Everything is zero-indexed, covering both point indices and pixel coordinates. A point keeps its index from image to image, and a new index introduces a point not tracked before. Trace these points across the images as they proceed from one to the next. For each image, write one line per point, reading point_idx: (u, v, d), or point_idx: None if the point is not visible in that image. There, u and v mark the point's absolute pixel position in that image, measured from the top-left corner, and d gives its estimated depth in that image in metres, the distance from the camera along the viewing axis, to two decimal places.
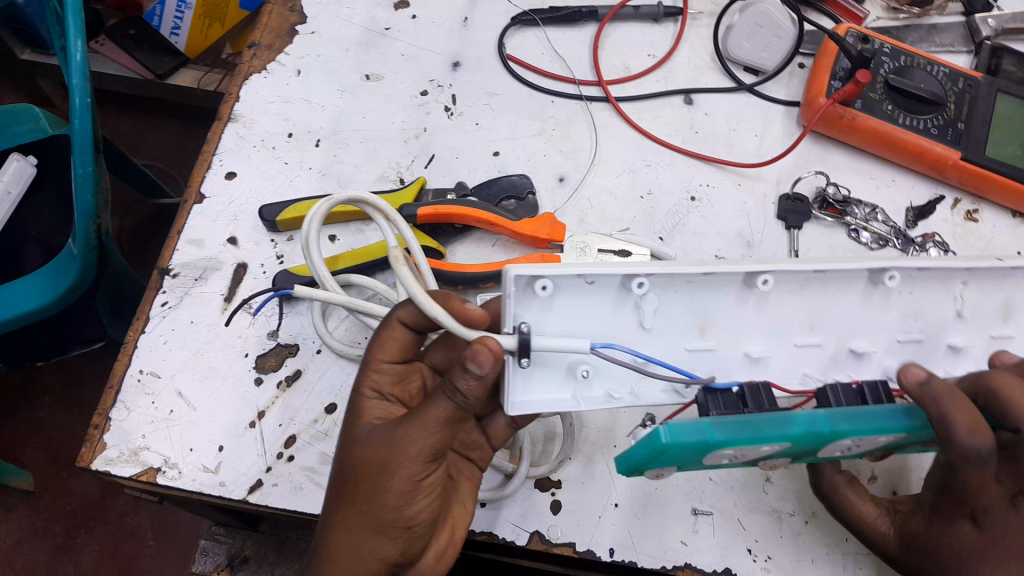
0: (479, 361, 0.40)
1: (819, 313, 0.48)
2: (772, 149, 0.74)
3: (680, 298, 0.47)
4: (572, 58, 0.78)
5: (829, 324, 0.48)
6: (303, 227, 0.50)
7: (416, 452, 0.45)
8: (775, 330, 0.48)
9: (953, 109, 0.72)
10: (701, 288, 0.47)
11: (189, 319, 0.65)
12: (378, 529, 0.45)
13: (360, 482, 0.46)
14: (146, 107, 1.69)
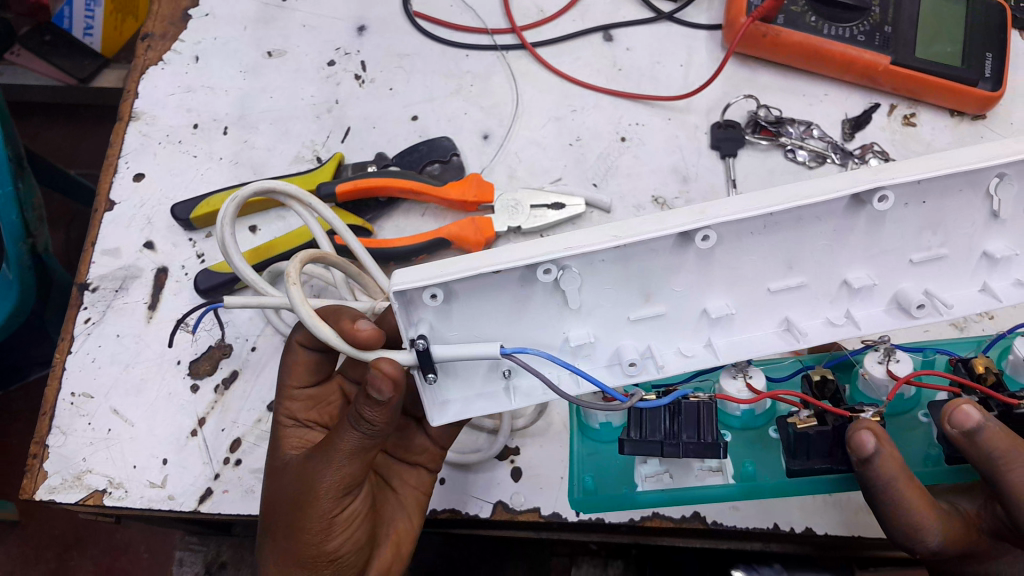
0: (377, 388, 0.40)
1: (798, 255, 0.42)
2: (698, 77, 0.72)
3: (611, 266, 0.40)
4: (482, 7, 0.75)
5: (806, 263, 0.42)
6: (215, 228, 0.46)
7: (327, 488, 0.44)
8: (737, 280, 0.42)
9: (879, 13, 0.69)
10: (634, 251, 0.40)
11: (115, 333, 0.62)
12: (306, 564, 0.46)
13: (283, 519, 0.46)
14: (73, 114, 1.63)
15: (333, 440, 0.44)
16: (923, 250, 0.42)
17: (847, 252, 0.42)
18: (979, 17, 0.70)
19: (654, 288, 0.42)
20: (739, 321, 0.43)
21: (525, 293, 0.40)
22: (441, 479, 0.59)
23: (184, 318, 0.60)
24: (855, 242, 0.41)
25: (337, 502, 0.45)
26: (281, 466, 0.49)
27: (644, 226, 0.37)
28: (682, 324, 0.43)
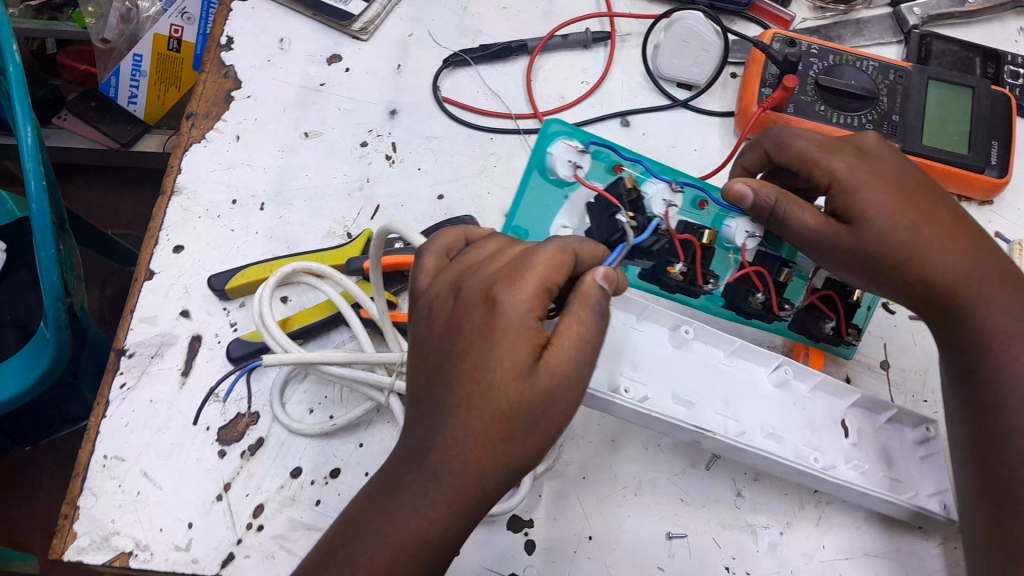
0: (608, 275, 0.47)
1: (731, 397, 0.61)
2: (713, 160, 0.75)
3: (658, 369, 0.60)
4: (507, 93, 0.79)
5: (742, 403, 0.61)
6: (257, 302, 0.60)
7: (554, 366, 0.43)
8: (703, 397, 0.60)
9: (886, 103, 0.73)
10: (662, 373, 0.60)
11: (148, 399, 0.65)
12: (496, 445, 0.42)
13: (485, 419, 0.42)
14: (116, 177, 1.70)
15: (579, 343, 0.44)
16: (815, 445, 0.60)
17: (772, 413, 0.61)
18: (982, 110, 0.73)
19: (645, 365, 0.60)
20: (731, 402, 0.60)
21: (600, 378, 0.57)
22: (455, 550, 0.59)
23: (215, 390, 0.65)
24: (769, 411, 0.61)
25: (541, 418, 0.43)
26: (484, 348, 0.42)
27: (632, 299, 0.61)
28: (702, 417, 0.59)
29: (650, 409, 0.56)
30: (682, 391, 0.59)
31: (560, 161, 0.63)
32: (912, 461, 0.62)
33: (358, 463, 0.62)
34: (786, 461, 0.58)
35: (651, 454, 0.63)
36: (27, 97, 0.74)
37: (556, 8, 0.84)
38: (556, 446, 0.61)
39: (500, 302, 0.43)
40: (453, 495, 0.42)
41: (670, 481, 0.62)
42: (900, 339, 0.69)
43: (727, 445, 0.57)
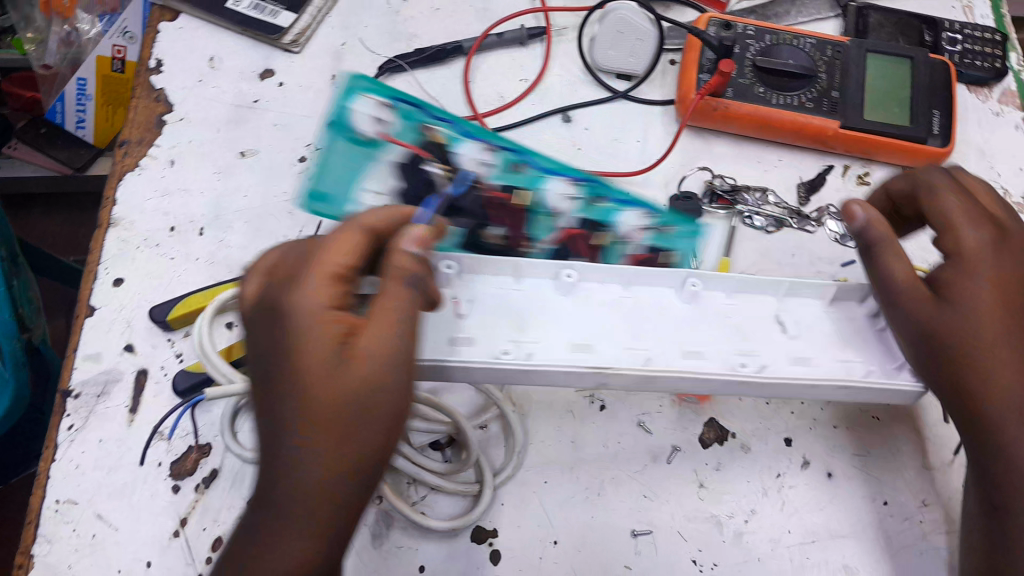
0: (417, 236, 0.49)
1: (634, 329, 0.58)
2: (656, 151, 0.74)
3: (551, 314, 0.57)
4: (445, 96, 0.77)
5: (650, 331, 0.58)
6: (195, 330, 0.58)
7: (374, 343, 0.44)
8: (599, 333, 0.57)
9: (825, 80, 0.72)
10: (552, 314, 0.57)
11: (97, 438, 0.63)
12: (336, 442, 0.42)
13: (319, 417, 0.42)
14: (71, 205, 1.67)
15: (395, 324, 0.45)
16: (746, 349, 0.57)
17: (684, 331, 0.58)
18: (922, 79, 0.73)
19: (531, 321, 0.57)
20: (638, 331, 0.57)
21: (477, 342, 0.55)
22: (419, 566, 0.58)
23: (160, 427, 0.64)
24: (677, 332, 0.58)
25: (373, 398, 0.44)
26: (295, 350, 0.43)
27: (502, 263, 0.58)
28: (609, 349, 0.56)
29: (534, 360, 0.53)
30: (579, 327, 0.57)
31: (361, 117, 0.64)
32: (856, 341, 0.59)
33: None
34: (704, 372, 0.55)
35: (612, 452, 0.63)
36: None
37: (489, 6, 0.83)
38: (513, 454, 0.60)
39: (289, 305, 0.43)
40: (309, 515, 0.42)
41: (632, 478, 0.62)
42: None
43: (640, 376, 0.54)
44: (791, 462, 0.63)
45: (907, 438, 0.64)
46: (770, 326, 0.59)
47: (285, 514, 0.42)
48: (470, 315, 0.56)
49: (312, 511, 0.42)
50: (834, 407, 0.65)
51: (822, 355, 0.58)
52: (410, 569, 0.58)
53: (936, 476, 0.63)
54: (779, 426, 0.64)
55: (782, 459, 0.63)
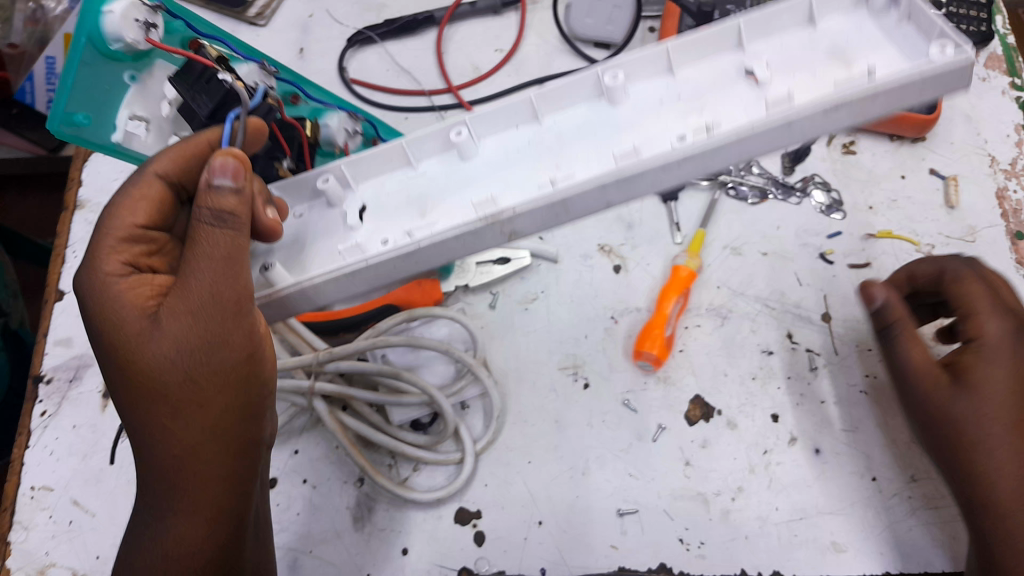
0: (219, 167, 0.44)
1: (560, 154, 0.50)
2: None
3: (464, 176, 0.52)
4: (418, 68, 0.75)
5: (574, 158, 0.50)
6: None
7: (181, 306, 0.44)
8: (511, 183, 0.50)
9: None
10: (459, 180, 0.52)
11: (71, 424, 0.63)
12: (179, 418, 0.45)
13: (155, 407, 0.44)
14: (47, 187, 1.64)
15: (193, 273, 0.44)
16: (691, 120, 0.49)
17: (628, 131, 0.50)
18: None
19: (429, 203, 0.52)
20: (569, 160, 0.50)
21: (390, 227, 0.52)
22: (402, 549, 0.58)
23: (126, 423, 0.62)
24: (596, 127, 0.51)
25: (200, 359, 0.44)
26: (112, 350, 0.44)
27: (391, 152, 0.53)
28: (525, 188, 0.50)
29: (416, 239, 0.49)
30: (488, 182, 0.51)
31: (125, 23, 0.50)
32: (864, 44, 0.49)
33: (294, 471, 0.62)
34: (625, 170, 0.47)
35: (596, 430, 0.62)
36: None
37: None
38: (494, 419, 0.60)
39: (92, 294, 0.45)
40: (181, 495, 0.46)
41: (617, 456, 0.61)
42: (841, 288, 0.66)
43: (542, 207, 0.48)
44: (778, 439, 0.61)
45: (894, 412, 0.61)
46: (739, 81, 0.50)
47: (161, 485, 0.46)
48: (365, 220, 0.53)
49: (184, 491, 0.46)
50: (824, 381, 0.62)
51: (795, 95, 0.47)
52: (393, 552, 0.58)
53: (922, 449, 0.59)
54: (766, 401, 0.62)
55: (769, 435, 0.61)
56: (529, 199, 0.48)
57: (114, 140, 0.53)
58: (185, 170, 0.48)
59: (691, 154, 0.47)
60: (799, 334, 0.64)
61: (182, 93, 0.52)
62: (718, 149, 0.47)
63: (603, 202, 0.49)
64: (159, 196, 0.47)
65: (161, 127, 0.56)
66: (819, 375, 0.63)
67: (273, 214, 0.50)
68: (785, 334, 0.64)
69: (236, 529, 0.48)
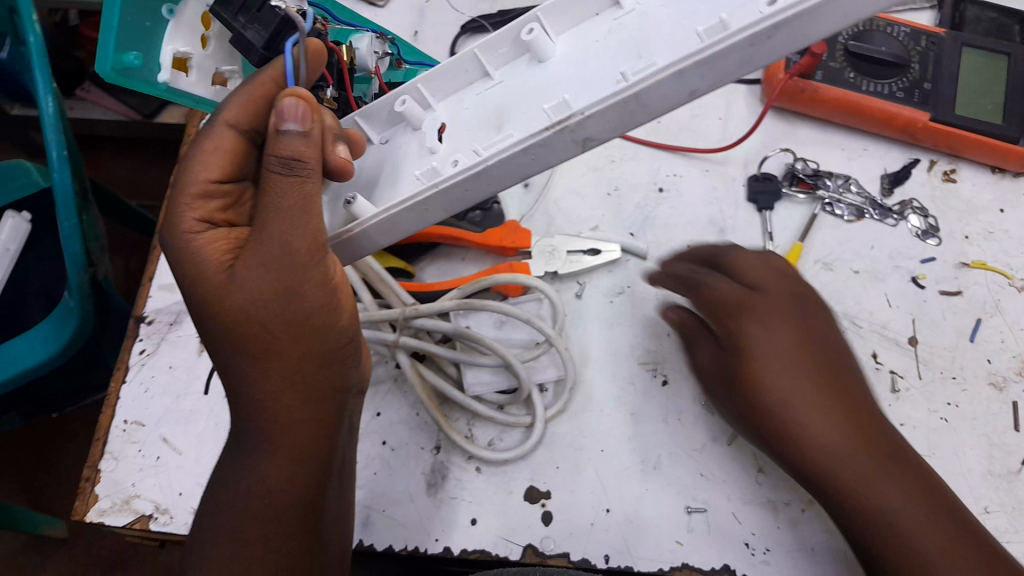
0: (285, 112, 0.43)
1: (643, 43, 0.46)
2: (737, 132, 0.75)
3: (537, 85, 0.50)
4: None
5: (652, 49, 0.45)
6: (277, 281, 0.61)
7: (258, 259, 0.45)
8: (584, 87, 0.47)
9: (918, 71, 0.71)
10: (535, 91, 0.50)
11: (167, 364, 0.66)
12: (262, 362, 0.47)
13: (242, 352, 0.47)
14: (139, 149, 1.71)
15: (269, 224, 0.44)
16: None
17: (715, 10, 0.44)
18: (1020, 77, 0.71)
19: (506, 115, 0.50)
20: (648, 56, 0.45)
21: (467, 148, 0.51)
22: (471, 519, 0.60)
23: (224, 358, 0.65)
24: (677, 9, 0.46)
25: (278, 307, 0.46)
26: (198, 304, 0.46)
27: (467, 63, 0.53)
28: (598, 91, 0.46)
29: (483, 156, 0.47)
30: (562, 89, 0.48)
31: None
32: None
33: (374, 433, 0.64)
34: (705, 50, 0.41)
35: (670, 428, 0.62)
36: (47, 67, 0.75)
37: None
38: (567, 391, 0.61)
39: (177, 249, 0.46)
40: (275, 433, 0.49)
41: (690, 456, 0.61)
42: (930, 314, 0.65)
43: (613, 106, 0.44)
44: None
45: (976, 442, 0.60)
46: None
47: (253, 426, 0.49)
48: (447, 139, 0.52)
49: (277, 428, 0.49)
50: (908, 405, 0.61)
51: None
52: (461, 522, 0.60)
53: (1002, 482, 0.58)
54: None
55: None
56: (599, 99, 0.44)
57: (162, 80, 0.53)
58: (255, 115, 0.48)
59: (786, 25, 0.40)
60: (884, 355, 0.64)
61: (232, 23, 0.49)
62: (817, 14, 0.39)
63: (687, 92, 0.44)
64: (232, 146, 0.48)
65: (201, 66, 0.56)
66: (901, 399, 0.62)
67: (343, 151, 0.49)
68: (869, 354, 0.64)
69: (324, 471, 0.51)
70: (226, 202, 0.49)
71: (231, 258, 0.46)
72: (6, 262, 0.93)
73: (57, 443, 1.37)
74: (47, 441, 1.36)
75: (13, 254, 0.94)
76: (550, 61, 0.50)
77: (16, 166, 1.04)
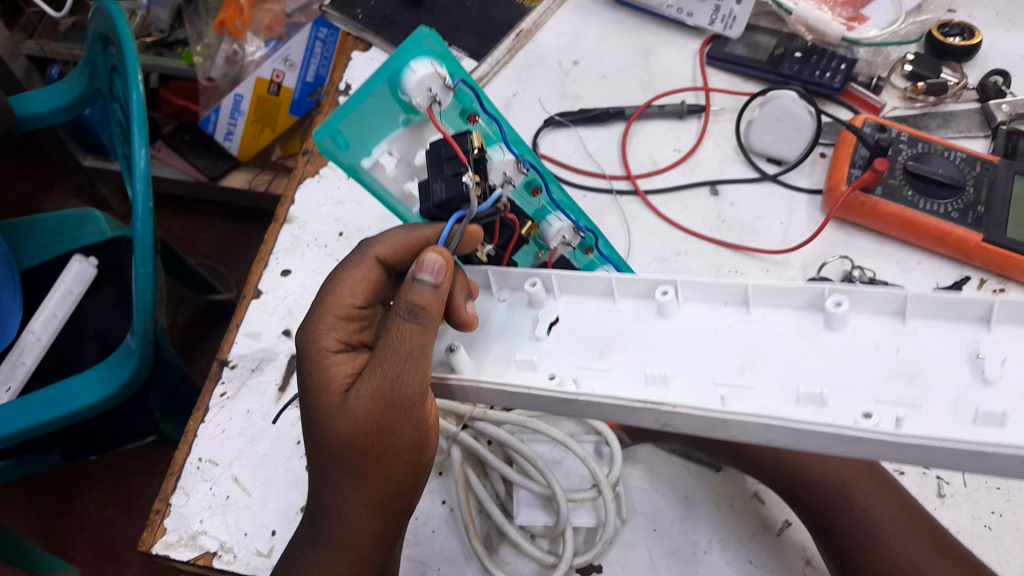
0: (423, 267, 0.48)
1: (754, 354, 0.50)
2: (798, 236, 0.77)
3: (660, 336, 0.53)
4: (601, 154, 0.84)
5: (762, 366, 0.49)
6: None
7: (368, 387, 0.49)
8: (690, 364, 0.51)
9: (973, 194, 0.74)
10: (652, 344, 0.53)
11: (245, 409, 0.69)
12: (346, 473, 0.51)
13: (330, 461, 0.51)
14: (196, 208, 1.78)
15: (382, 360, 0.48)
16: (889, 392, 0.46)
17: (830, 370, 0.48)
18: None
19: (612, 346, 0.53)
20: (755, 374, 0.49)
21: (562, 373, 0.53)
22: None
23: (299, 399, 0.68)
24: (803, 349, 0.49)
25: (376, 433, 0.49)
26: (310, 408, 0.51)
27: (597, 282, 0.55)
28: (699, 387, 0.49)
29: (580, 390, 0.50)
30: (675, 365, 0.51)
31: (420, 87, 0.52)
32: None
33: (435, 491, 0.67)
34: (797, 424, 0.45)
35: (722, 514, 0.64)
36: (146, 123, 0.78)
37: (654, 79, 0.88)
38: (599, 545, 0.60)
39: (305, 358, 0.52)
40: (338, 542, 0.51)
41: (740, 543, 0.63)
42: None
43: (702, 417, 0.47)
44: None
45: (1019, 554, 0.61)
46: (961, 371, 0.45)
47: (320, 529, 0.52)
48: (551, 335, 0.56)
49: (341, 541, 0.51)
50: (950, 510, 0.63)
51: (1010, 415, 0.42)
52: None
53: None
54: None
55: None
56: (695, 405, 0.47)
57: (361, 165, 0.57)
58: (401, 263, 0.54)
59: (874, 442, 0.43)
60: (931, 461, 0.66)
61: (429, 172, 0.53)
62: (904, 446, 0.43)
63: (763, 437, 0.47)
64: (374, 281, 0.54)
65: (403, 170, 0.60)
66: (945, 504, 0.64)
67: (471, 309, 0.54)
68: (916, 458, 0.66)
69: None
70: (358, 326, 0.55)
71: (347, 378, 0.51)
72: (67, 304, 0.97)
73: (81, 489, 1.38)
74: (73, 485, 1.38)
75: (75, 297, 0.98)
76: (670, 325, 0.53)
77: (87, 214, 1.06)
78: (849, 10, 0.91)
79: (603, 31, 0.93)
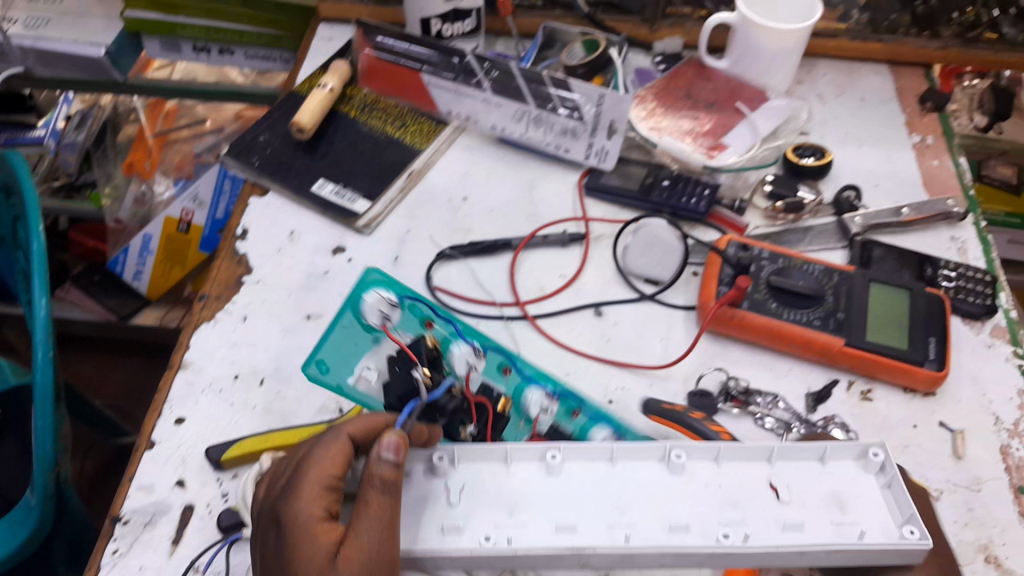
0: (388, 447, 0.54)
1: (622, 499, 0.58)
2: (676, 349, 0.82)
3: (552, 491, 0.59)
4: (492, 283, 0.87)
5: (635, 505, 0.58)
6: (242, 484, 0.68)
7: (358, 557, 0.52)
8: (582, 509, 0.58)
9: (832, 301, 0.81)
10: (545, 497, 0.58)
11: (137, 566, 0.67)
12: None
13: None
14: (105, 349, 1.75)
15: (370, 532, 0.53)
16: (726, 517, 0.57)
17: (677, 504, 0.58)
18: (918, 309, 0.81)
19: (521, 506, 0.58)
20: (642, 521, 0.57)
21: (483, 525, 0.57)
22: None
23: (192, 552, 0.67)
24: (655, 493, 0.58)
25: None
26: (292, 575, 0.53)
27: (492, 449, 0.60)
28: (593, 534, 0.56)
29: (514, 547, 0.55)
30: (569, 510, 0.58)
31: (372, 309, 0.73)
32: (859, 501, 0.57)
33: None
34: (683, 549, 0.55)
35: None
36: (46, 273, 0.79)
37: (538, 210, 0.94)
38: None
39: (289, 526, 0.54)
40: None
41: None
42: None
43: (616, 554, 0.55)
44: None
45: None
46: (764, 493, 0.58)
47: None
48: (463, 499, 0.58)
49: None
50: None
51: (806, 523, 0.56)
52: None
53: None
54: None
55: None
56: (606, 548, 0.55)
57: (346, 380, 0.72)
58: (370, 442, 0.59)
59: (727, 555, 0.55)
60: None
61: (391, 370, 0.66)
62: (751, 554, 0.55)
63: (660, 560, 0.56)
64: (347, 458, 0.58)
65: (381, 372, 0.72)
66: None
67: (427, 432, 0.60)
68: None
69: None
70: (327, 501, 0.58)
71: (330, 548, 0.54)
72: None
73: None
74: None
75: None
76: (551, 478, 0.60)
77: None
78: (711, 139, 1.00)
79: (490, 169, 0.99)
